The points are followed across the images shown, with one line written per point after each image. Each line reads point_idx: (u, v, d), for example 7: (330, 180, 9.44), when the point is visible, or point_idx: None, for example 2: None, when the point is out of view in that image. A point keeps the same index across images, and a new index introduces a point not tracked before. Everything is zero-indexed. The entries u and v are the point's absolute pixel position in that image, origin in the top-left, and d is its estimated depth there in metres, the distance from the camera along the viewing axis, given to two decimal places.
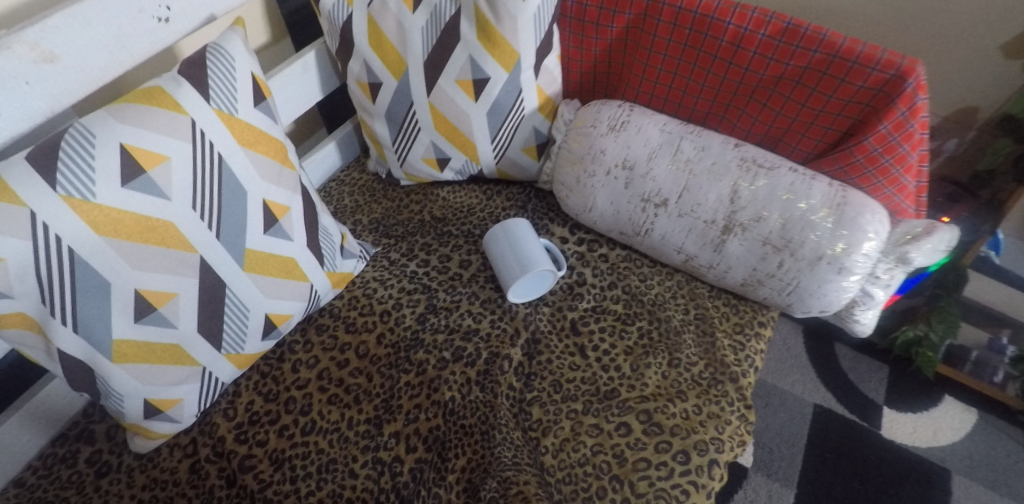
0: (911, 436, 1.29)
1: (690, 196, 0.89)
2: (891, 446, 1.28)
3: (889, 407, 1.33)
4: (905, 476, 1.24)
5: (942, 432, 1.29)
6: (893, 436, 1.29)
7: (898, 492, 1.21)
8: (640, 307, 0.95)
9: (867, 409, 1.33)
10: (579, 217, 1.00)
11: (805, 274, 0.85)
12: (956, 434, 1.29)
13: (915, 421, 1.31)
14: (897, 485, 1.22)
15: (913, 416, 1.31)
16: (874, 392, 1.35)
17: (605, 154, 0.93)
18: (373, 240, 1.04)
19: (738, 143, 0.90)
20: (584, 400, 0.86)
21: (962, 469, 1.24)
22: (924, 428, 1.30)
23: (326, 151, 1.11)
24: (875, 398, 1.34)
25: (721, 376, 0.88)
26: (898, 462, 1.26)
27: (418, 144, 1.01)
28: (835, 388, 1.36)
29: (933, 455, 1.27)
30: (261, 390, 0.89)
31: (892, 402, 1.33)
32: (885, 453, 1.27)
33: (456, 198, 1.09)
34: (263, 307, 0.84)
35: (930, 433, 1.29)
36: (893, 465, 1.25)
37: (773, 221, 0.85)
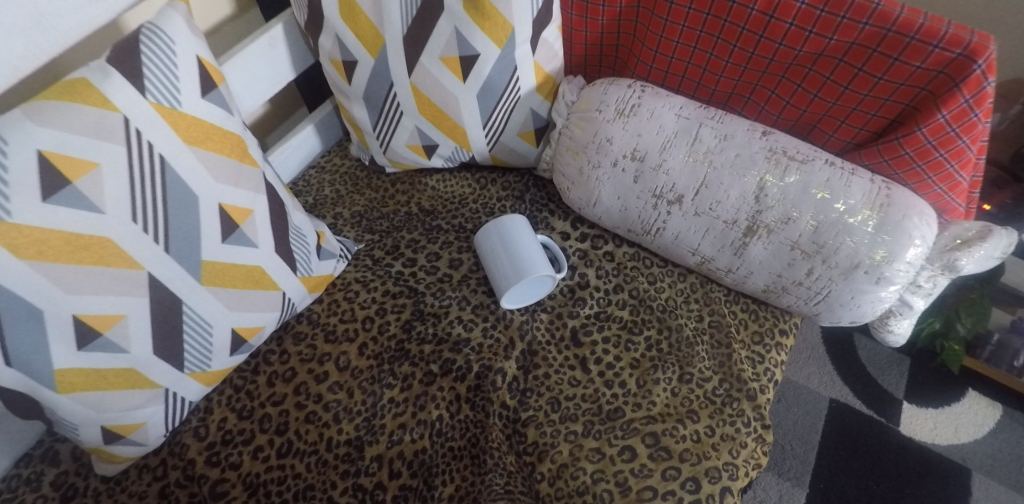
0: (931, 433, 1.21)
1: (708, 192, 0.78)
2: (909, 443, 1.20)
3: (909, 402, 1.24)
4: (923, 475, 1.16)
5: (964, 429, 1.21)
6: (912, 432, 1.21)
7: (916, 492, 1.14)
8: (648, 315, 0.85)
9: (885, 404, 1.24)
10: (582, 211, 0.90)
11: (838, 284, 0.75)
12: (978, 430, 1.21)
13: (936, 417, 1.22)
14: (915, 485, 1.15)
15: (934, 411, 1.23)
16: (893, 385, 1.26)
17: (612, 143, 0.82)
18: (356, 235, 0.95)
19: (767, 131, 0.78)
20: (584, 420, 0.78)
21: (985, 469, 1.16)
22: (945, 424, 1.22)
23: (298, 140, 1.00)
24: (894, 391, 1.25)
25: (737, 394, 0.80)
26: (917, 460, 1.18)
27: (401, 129, 0.90)
28: (853, 382, 1.27)
29: (954, 454, 1.19)
30: (234, 407, 0.81)
31: (912, 396, 1.25)
32: (903, 450, 1.19)
33: (446, 187, 0.98)
34: (229, 321, 0.75)
35: (950, 430, 1.21)
36: (911, 463, 1.18)
37: (804, 224, 0.74)
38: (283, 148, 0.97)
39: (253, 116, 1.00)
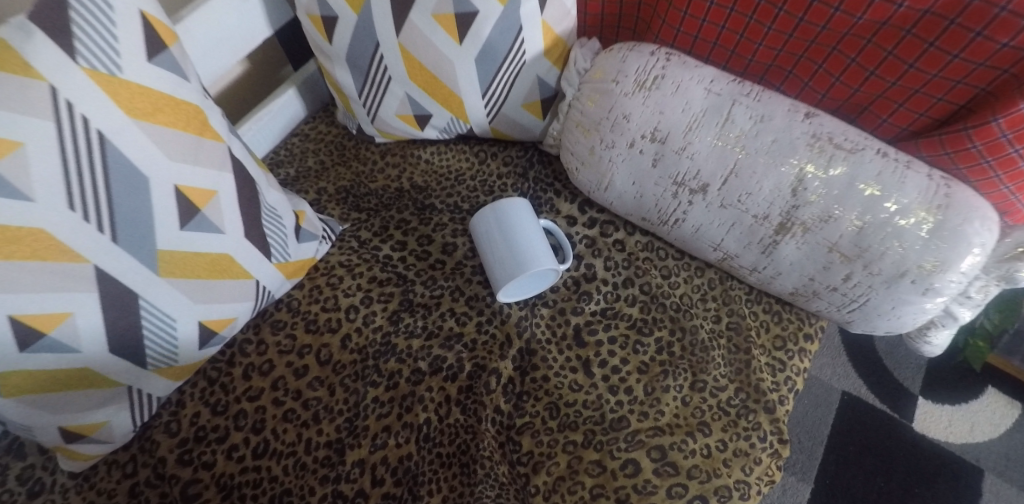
0: (945, 430, 1.14)
1: (737, 182, 0.68)
2: (922, 441, 1.14)
3: (924, 397, 1.18)
4: (934, 474, 1.11)
5: (980, 428, 1.14)
6: (925, 430, 1.15)
7: (925, 492, 1.09)
8: (660, 314, 0.77)
9: (900, 398, 1.18)
10: (592, 195, 0.80)
11: (878, 292, 0.66)
12: (994, 430, 1.14)
13: (952, 415, 1.16)
14: (924, 485, 1.10)
15: (950, 408, 1.16)
16: (909, 379, 1.19)
17: (629, 121, 0.71)
18: (341, 214, 0.86)
19: (810, 112, 0.67)
20: (584, 429, 0.71)
21: (999, 470, 1.10)
22: (961, 422, 1.15)
23: (277, 107, 0.91)
24: (910, 386, 1.19)
25: (754, 405, 0.72)
26: (928, 459, 1.12)
27: (390, 96, 0.80)
28: (868, 374, 1.21)
29: (967, 453, 1.12)
30: (208, 402, 0.75)
31: (928, 392, 1.18)
32: (914, 448, 1.13)
33: (441, 161, 0.89)
34: (195, 314, 0.68)
35: (965, 428, 1.14)
36: (922, 461, 1.12)
37: (847, 223, 0.64)
38: (258, 117, 0.88)
39: (229, 79, 0.91)
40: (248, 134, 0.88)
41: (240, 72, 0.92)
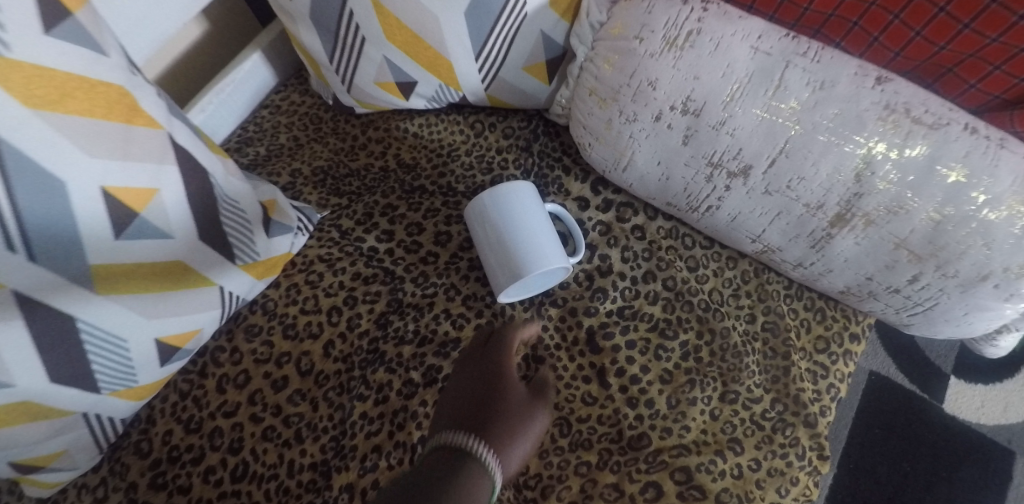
0: (977, 411, 1.06)
1: (788, 164, 0.56)
2: (951, 422, 1.05)
3: (956, 377, 1.08)
4: (961, 457, 1.03)
5: (1013, 408, 1.06)
6: (956, 411, 1.06)
7: (951, 477, 1.02)
8: (686, 314, 0.67)
9: (931, 376, 1.08)
10: (608, 175, 0.69)
11: (950, 296, 0.56)
12: None
13: (985, 394, 1.07)
14: (951, 469, 1.02)
15: (983, 387, 1.07)
16: (942, 358, 1.09)
17: (655, 89, 0.59)
18: (319, 199, 0.75)
19: (882, 76, 0.53)
20: (599, 448, 0.62)
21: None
22: (994, 402, 1.06)
23: (239, 76, 0.80)
24: (942, 364, 1.09)
25: (793, 418, 0.63)
26: (957, 441, 1.04)
27: (367, 61, 0.68)
28: (897, 353, 1.10)
29: (999, 434, 1.04)
30: (180, 418, 0.67)
31: (961, 371, 1.08)
32: (943, 430, 1.05)
33: (431, 134, 0.77)
34: (151, 331, 0.59)
35: (998, 409, 1.06)
36: (951, 443, 1.04)
37: (921, 216, 0.53)
38: (219, 88, 0.78)
39: (186, 44, 0.80)
40: (210, 108, 0.77)
41: (196, 35, 0.80)
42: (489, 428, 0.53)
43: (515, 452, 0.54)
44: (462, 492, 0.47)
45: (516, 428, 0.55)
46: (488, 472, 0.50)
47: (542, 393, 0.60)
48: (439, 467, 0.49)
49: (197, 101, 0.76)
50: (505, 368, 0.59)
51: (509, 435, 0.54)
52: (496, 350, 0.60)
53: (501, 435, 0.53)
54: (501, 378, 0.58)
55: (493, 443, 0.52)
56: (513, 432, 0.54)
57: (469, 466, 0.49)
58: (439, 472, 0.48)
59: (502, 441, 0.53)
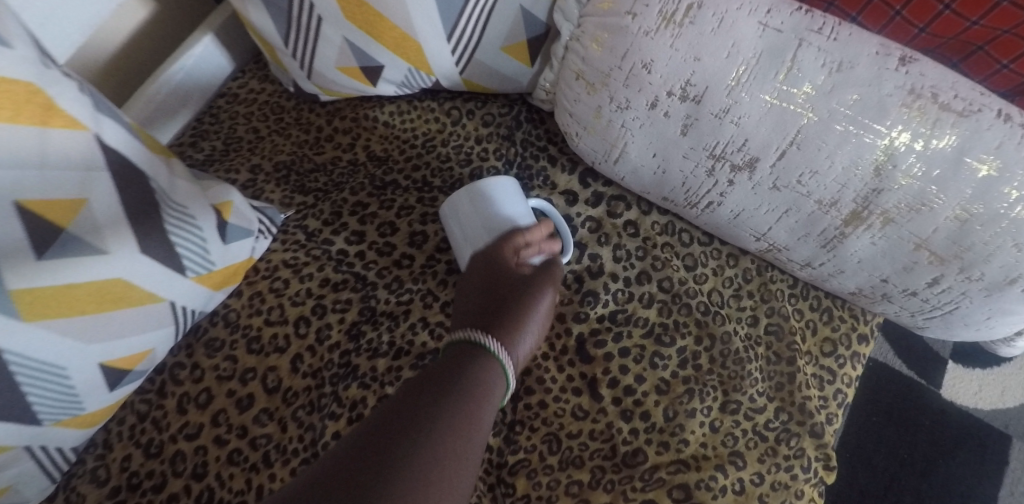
0: (975, 396, 0.97)
1: (800, 157, 0.50)
2: (950, 409, 0.97)
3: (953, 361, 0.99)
4: (959, 444, 0.95)
5: (1012, 392, 0.97)
6: (953, 396, 0.97)
7: (949, 464, 0.93)
8: (684, 317, 0.62)
9: (928, 362, 1.00)
10: (598, 167, 0.63)
11: (973, 300, 0.51)
12: None
13: (984, 378, 0.98)
14: (949, 455, 0.94)
15: (981, 371, 0.98)
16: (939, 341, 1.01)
17: (651, 72, 0.52)
18: (282, 198, 0.68)
19: (907, 56, 0.47)
20: (591, 466, 0.57)
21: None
22: (992, 385, 0.98)
23: (190, 62, 0.74)
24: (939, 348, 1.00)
25: (797, 428, 0.58)
26: (956, 428, 0.96)
27: (326, 44, 0.61)
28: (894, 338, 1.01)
29: (996, 420, 0.96)
30: (139, 442, 0.61)
31: (958, 355, 1.00)
32: (941, 416, 0.96)
33: (403, 123, 0.71)
34: (92, 356, 0.53)
35: (996, 392, 0.97)
36: (950, 430, 0.95)
37: (945, 215, 0.47)
38: (168, 76, 0.72)
39: (133, 26, 0.73)
40: (160, 97, 0.72)
41: (142, 17, 0.73)
42: (495, 324, 0.56)
43: (526, 337, 0.56)
44: (472, 384, 0.50)
45: (525, 318, 0.57)
46: (496, 360, 0.53)
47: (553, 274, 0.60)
48: (452, 365, 0.52)
49: (145, 90, 0.71)
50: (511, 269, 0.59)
51: (518, 324, 0.56)
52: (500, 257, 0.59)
53: (510, 326, 0.56)
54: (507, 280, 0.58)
55: (500, 335, 0.55)
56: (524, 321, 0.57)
57: (478, 359, 0.53)
58: (449, 370, 0.51)
59: (510, 332, 0.55)
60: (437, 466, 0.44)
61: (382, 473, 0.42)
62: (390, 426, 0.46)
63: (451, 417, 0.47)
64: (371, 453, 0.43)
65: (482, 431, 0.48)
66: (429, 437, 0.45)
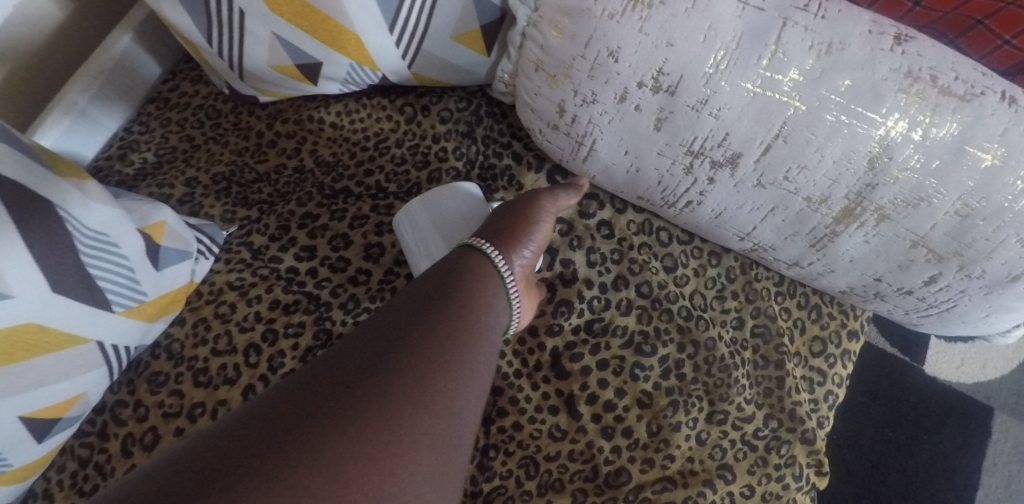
0: (957, 370, 0.90)
1: (786, 151, 0.45)
2: (936, 385, 0.89)
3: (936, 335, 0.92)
4: (944, 420, 0.88)
5: (993, 363, 0.90)
6: (936, 372, 0.90)
7: (935, 441, 0.87)
8: (665, 323, 0.57)
9: (909, 337, 0.92)
10: (567, 165, 0.58)
11: (972, 298, 0.47)
12: (1009, 364, 0.90)
13: (966, 351, 0.91)
14: (935, 432, 0.87)
15: (963, 345, 0.91)
16: None
17: (618, 60, 0.46)
18: (224, 212, 0.62)
19: (902, 34, 0.42)
20: (572, 489, 0.53)
21: (1012, 407, 0.88)
22: (973, 358, 0.90)
23: (111, 65, 0.69)
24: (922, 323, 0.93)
25: (788, 434, 0.55)
26: (941, 404, 0.88)
27: (254, 40, 0.55)
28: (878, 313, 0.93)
29: (978, 393, 0.89)
30: (81, 492, 0.54)
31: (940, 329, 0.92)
32: (926, 392, 0.89)
33: (353, 123, 0.65)
34: (11, 408, 0.46)
35: (977, 365, 0.90)
36: (934, 407, 0.88)
37: (945, 210, 0.43)
38: (86, 83, 0.67)
39: (47, 27, 0.66)
40: (81, 105, 0.67)
41: (55, 19, 0.67)
42: (493, 236, 0.50)
43: (527, 250, 0.51)
44: (467, 293, 0.44)
45: (525, 228, 0.51)
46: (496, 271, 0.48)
47: (552, 196, 0.54)
48: (449, 269, 0.46)
49: (62, 99, 0.66)
50: (520, 206, 0.53)
51: (515, 241, 0.50)
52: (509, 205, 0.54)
53: (507, 242, 0.50)
54: (517, 213, 0.52)
55: (500, 244, 0.49)
56: (521, 240, 0.51)
57: (471, 266, 0.47)
58: (446, 273, 0.45)
59: (509, 246, 0.50)
60: (438, 355, 0.38)
61: (370, 382, 0.36)
62: (375, 335, 0.39)
63: (445, 326, 0.40)
64: (359, 359, 0.37)
65: (486, 340, 0.42)
66: (423, 345, 0.38)
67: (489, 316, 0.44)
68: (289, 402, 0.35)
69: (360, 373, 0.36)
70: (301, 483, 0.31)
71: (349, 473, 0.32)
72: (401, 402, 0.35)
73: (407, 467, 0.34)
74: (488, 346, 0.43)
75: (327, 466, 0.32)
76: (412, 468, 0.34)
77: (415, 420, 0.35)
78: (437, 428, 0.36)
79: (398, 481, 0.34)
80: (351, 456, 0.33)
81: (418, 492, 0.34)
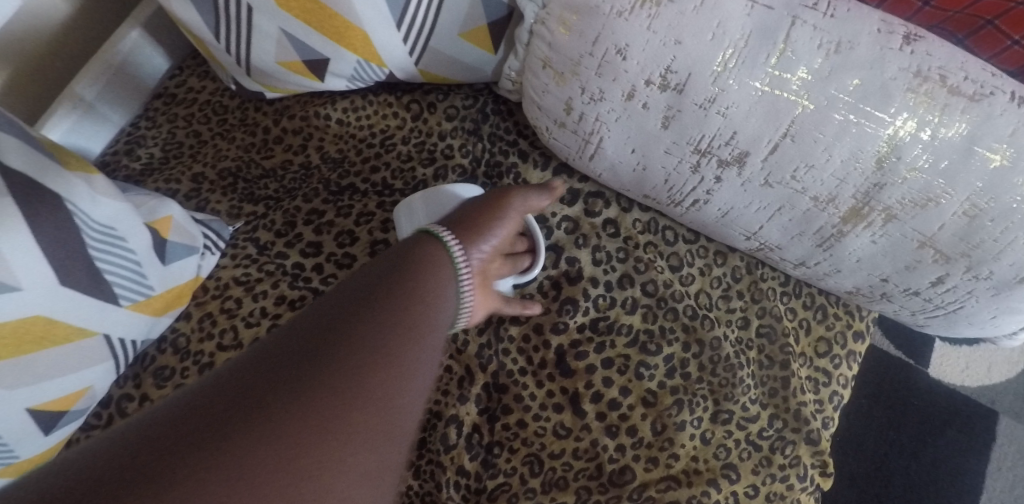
0: (962, 374, 0.90)
1: (794, 150, 0.45)
2: (940, 388, 0.89)
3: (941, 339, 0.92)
4: (948, 423, 0.87)
5: (998, 367, 0.90)
6: (941, 375, 0.90)
7: (939, 444, 0.86)
8: (671, 322, 0.57)
9: (914, 340, 0.92)
10: (573, 162, 0.58)
11: (979, 299, 0.47)
12: (1015, 368, 0.89)
13: (971, 355, 0.91)
14: (939, 435, 0.87)
15: (968, 349, 0.91)
16: None
17: (626, 57, 0.46)
18: (230, 208, 0.62)
19: (911, 33, 0.42)
20: (576, 487, 0.53)
21: (1017, 411, 0.87)
22: (978, 362, 0.90)
23: (117, 60, 0.69)
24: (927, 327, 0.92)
25: (792, 435, 0.55)
26: (945, 407, 0.88)
27: (262, 36, 0.55)
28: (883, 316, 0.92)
29: (983, 396, 0.89)
30: None
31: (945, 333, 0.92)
32: (931, 395, 0.89)
33: (359, 120, 0.65)
34: (16, 402, 0.46)
35: (982, 369, 0.90)
36: (939, 411, 0.88)
37: (953, 211, 0.43)
38: (94, 77, 0.67)
39: (56, 21, 0.67)
40: (88, 99, 0.67)
41: (63, 13, 0.67)
42: (453, 226, 0.51)
43: (487, 245, 0.51)
44: (416, 286, 0.43)
45: (486, 223, 0.52)
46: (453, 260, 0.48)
47: (525, 195, 0.54)
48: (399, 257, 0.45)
49: (69, 93, 0.66)
50: (491, 202, 0.53)
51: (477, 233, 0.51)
52: (481, 198, 0.54)
53: (468, 233, 0.50)
54: (484, 207, 0.52)
55: (461, 234, 0.50)
56: (481, 234, 0.51)
57: (427, 255, 0.47)
58: (397, 261, 0.45)
59: (470, 237, 0.50)
60: (379, 341, 0.37)
61: (305, 367, 0.35)
62: (315, 322, 0.38)
63: (384, 316, 0.39)
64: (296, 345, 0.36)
65: (431, 332, 0.41)
66: (363, 331, 0.37)
67: (443, 310, 0.44)
68: (212, 392, 0.32)
69: (292, 363, 0.35)
70: (221, 470, 0.29)
71: (273, 462, 0.30)
72: (336, 389, 0.34)
73: (339, 458, 0.32)
74: (434, 336, 0.41)
75: (252, 454, 0.30)
76: (346, 459, 0.33)
77: (351, 406, 0.34)
78: (373, 420, 0.35)
79: (329, 471, 0.32)
80: (278, 442, 0.31)
81: (350, 486, 0.32)
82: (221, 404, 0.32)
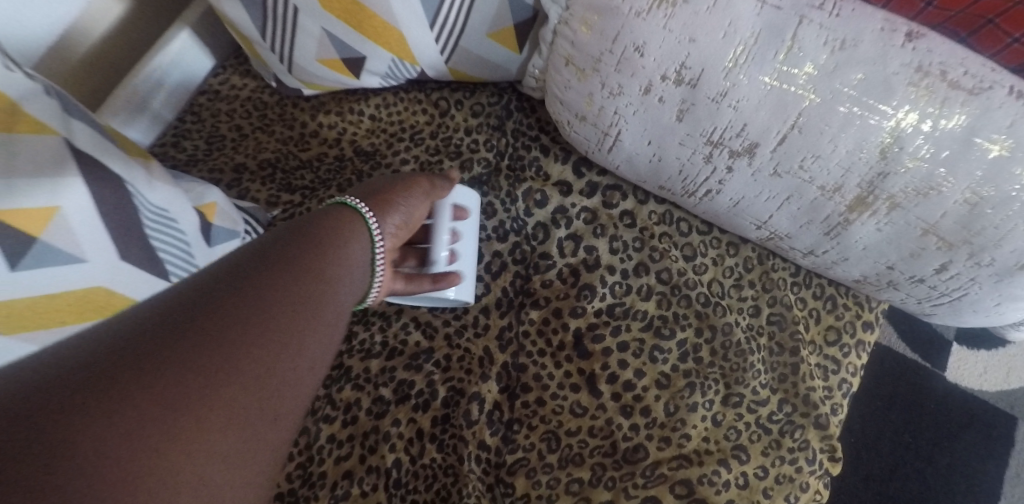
0: (981, 378, 0.90)
1: (801, 141, 0.48)
2: (956, 391, 0.90)
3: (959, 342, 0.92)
4: (964, 426, 0.88)
5: (1017, 372, 0.90)
6: (958, 378, 0.90)
7: (954, 447, 0.87)
8: (684, 309, 0.60)
9: (932, 343, 0.92)
10: (591, 155, 0.61)
11: (982, 286, 0.49)
12: None
13: (990, 360, 0.91)
14: (954, 438, 0.87)
15: (987, 353, 0.91)
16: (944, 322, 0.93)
17: (643, 55, 0.50)
18: (269, 197, 0.67)
19: (914, 30, 0.44)
20: (592, 463, 0.55)
21: None
22: (998, 367, 0.90)
23: (168, 59, 0.74)
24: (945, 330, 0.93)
25: (801, 419, 0.57)
26: (961, 410, 0.89)
27: (305, 35, 0.60)
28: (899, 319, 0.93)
29: (1001, 401, 0.89)
30: None
31: (963, 336, 0.92)
32: (946, 398, 0.89)
33: (390, 116, 0.69)
34: None
35: (1002, 374, 0.90)
36: (954, 415, 0.88)
37: (954, 199, 0.45)
38: (148, 73, 0.72)
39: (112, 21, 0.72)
40: (142, 93, 0.72)
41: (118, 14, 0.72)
42: (366, 196, 0.53)
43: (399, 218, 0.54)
44: (314, 253, 0.44)
45: (397, 198, 0.54)
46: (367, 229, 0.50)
47: (432, 181, 0.58)
48: (309, 225, 0.47)
49: (126, 86, 0.71)
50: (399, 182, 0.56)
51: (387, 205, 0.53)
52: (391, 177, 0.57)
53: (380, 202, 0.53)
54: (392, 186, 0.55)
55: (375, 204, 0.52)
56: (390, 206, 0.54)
57: (330, 222, 0.48)
58: (306, 228, 0.46)
59: (383, 206, 0.53)
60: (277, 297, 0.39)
61: (205, 312, 0.36)
62: (214, 277, 0.39)
63: (287, 277, 0.41)
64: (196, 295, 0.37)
65: (329, 305, 0.43)
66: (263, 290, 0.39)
67: (334, 290, 0.44)
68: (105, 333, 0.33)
69: (192, 311, 0.36)
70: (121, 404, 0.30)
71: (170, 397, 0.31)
72: (233, 336, 0.36)
73: (234, 405, 0.34)
74: (335, 301, 0.44)
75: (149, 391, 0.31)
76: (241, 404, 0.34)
77: (248, 351, 0.36)
78: (266, 371, 0.36)
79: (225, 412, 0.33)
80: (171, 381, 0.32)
81: (242, 432, 0.33)
82: (120, 342, 0.32)
